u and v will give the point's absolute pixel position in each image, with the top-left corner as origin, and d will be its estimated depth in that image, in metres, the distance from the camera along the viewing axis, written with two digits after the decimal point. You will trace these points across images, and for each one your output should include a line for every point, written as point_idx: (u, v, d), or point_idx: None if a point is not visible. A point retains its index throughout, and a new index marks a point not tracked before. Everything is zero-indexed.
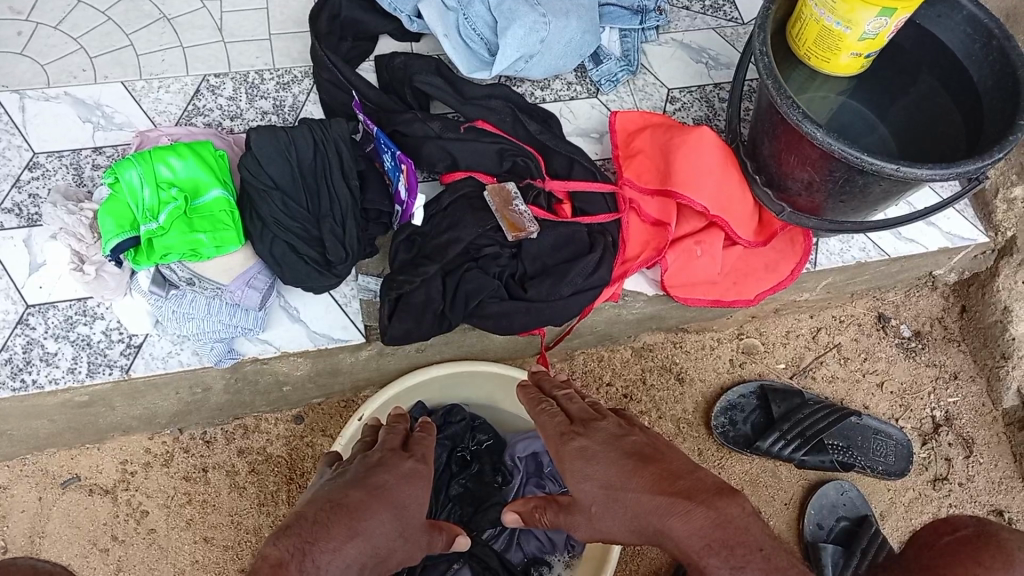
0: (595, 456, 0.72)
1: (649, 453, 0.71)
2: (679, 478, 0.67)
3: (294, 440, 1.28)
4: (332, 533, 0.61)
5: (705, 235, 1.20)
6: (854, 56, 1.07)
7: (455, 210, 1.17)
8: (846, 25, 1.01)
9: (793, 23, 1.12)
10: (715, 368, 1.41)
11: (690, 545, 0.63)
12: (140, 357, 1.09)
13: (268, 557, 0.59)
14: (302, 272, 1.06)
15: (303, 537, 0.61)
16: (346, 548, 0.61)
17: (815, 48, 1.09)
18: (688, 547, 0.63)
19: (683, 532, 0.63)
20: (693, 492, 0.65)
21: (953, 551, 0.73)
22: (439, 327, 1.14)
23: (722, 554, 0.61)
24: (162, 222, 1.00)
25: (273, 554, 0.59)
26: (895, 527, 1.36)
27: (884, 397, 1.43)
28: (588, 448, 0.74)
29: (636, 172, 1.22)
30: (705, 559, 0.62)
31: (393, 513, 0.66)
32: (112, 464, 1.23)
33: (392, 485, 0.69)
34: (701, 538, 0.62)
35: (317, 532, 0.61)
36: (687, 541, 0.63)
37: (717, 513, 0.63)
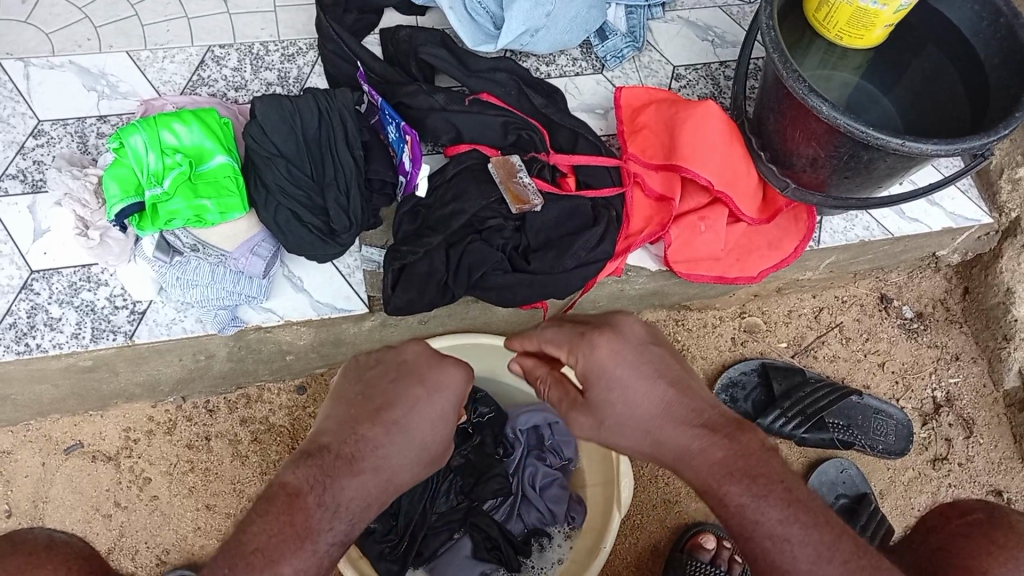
0: (617, 369, 0.75)
1: (677, 379, 0.75)
2: (704, 410, 0.71)
3: (296, 410, 1.28)
4: (354, 469, 0.67)
5: (709, 211, 1.20)
6: (887, 27, 1.04)
7: (459, 182, 1.16)
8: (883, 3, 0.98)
9: (812, 9, 1.08)
10: (717, 346, 1.42)
11: (707, 472, 0.67)
12: (144, 324, 1.09)
13: (286, 484, 0.65)
14: (306, 240, 1.06)
15: (325, 469, 0.66)
16: (365, 483, 0.67)
17: (848, 30, 1.06)
18: (704, 475, 0.67)
19: (703, 461, 0.67)
20: (717, 423, 0.70)
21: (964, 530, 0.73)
22: (442, 296, 1.14)
23: (743, 482, 0.65)
24: (167, 188, 1.00)
25: (292, 482, 0.65)
26: (894, 506, 1.36)
27: (884, 377, 1.44)
28: (615, 351, 0.76)
29: (641, 147, 1.23)
30: (723, 486, 0.65)
31: (411, 446, 0.72)
32: (114, 432, 1.24)
33: (410, 414, 0.74)
34: (720, 465, 0.66)
35: (339, 467, 0.67)
36: (703, 469, 0.67)
37: (738, 445, 0.67)
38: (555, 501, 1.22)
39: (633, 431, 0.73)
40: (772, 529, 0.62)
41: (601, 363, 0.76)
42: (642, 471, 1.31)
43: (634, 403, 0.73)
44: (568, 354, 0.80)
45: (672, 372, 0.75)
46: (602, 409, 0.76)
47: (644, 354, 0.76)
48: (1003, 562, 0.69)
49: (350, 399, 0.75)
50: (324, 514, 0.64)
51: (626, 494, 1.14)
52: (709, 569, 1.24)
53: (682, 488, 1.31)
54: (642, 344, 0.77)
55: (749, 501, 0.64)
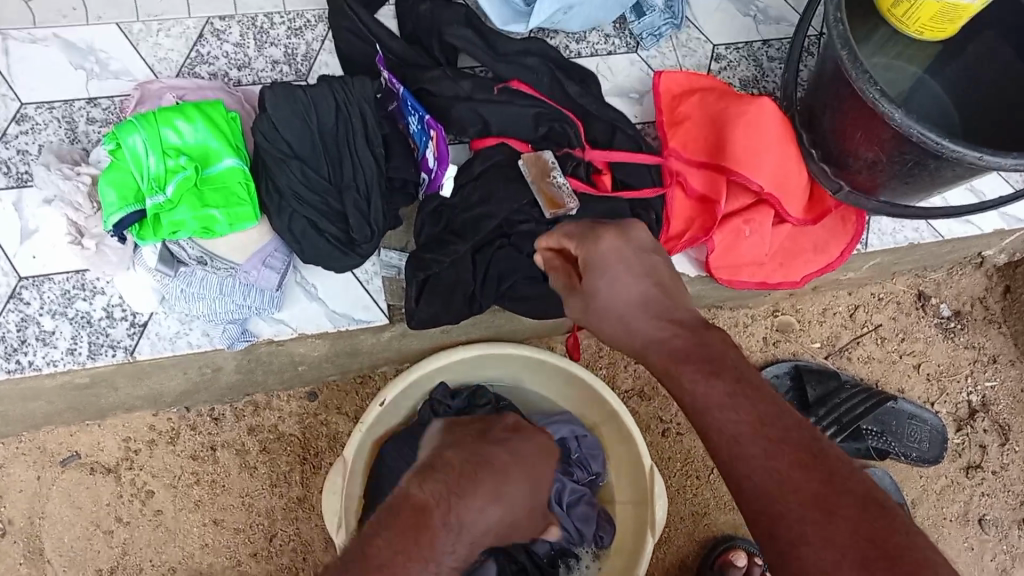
0: (610, 272, 0.75)
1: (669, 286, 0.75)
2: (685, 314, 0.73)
3: (308, 418, 1.20)
4: (477, 493, 0.71)
5: (754, 213, 1.12)
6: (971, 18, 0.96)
7: (487, 181, 1.05)
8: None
9: (888, 5, 1.00)
10: (748, 347, 1.35)
11: (668, 359, 0.69)
12: (146, 338, 1.01)
13: (414, 496, 0.67)
14: (324, 250, 0.97)
15: (450, 487, 0.70)
16: (487, 508, 0.71)
17: (932, 24, 0.98)
18: (663, 363, 0.70)
19: (664, 349, 0.70)
20: (685, 319, 0.72)
21: None
22: (469, 308, 1.06)
23: (691, 360, 0.68)
24: (170, 196, 0.90)
25: (420, 494, 0.68)
26: (927, 515, 1.32)
27: (919, 380, 1.38)
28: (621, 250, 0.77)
29: (682, 141, 1.13)
30: (677, 365, 0.68)
31: (525, 482, 0.78)
32: (113, 442, 1.16)
33: (528, 458, 0.81)
34: (675, 349, 0.69)
35: (463, 486, 0.71)
36: (664, 357, 0.70)
37: (698, 336, 0.70)
38: (583, 521, 1.15)
39: (611, 318, 0.75)
40: (740, 439, 0.62)
41: (603, 255, 0.77)
42: (670, 481, 1.27)
43: (617, 291, 0.75)
44: (576, 243, 0.80)
45: (662, 275, 0.76)
46: (590, 294, 0.77)
47: (643, 258, 0.76)
48: None
49: (470, 438, 0.82)
50: (448, 536, 0.66)
51: (660, 516, 1.08)
52: None
53: (711, 500, 1.27)
54: (646, 251, 0.77)
55: (721, 407, 0.64)
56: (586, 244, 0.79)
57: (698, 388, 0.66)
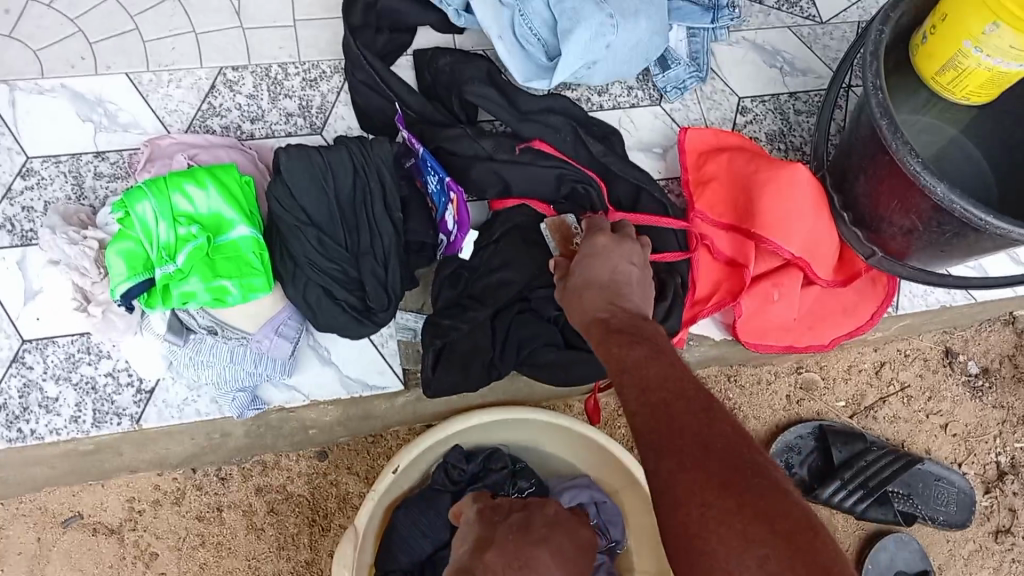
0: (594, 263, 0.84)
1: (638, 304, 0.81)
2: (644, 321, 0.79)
3: (317, 478, 1.17)
4: None
5: (784, 277, 1.08)
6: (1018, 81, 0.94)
7: (507, 246, 1.03)
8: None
9: (931, 74, 0.98)
10: (771, 406, 1.31)
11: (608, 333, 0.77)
12: (152, 405, 0.98)
13: None
14: (339, 320, 0.93)
15: None
16: None
17: (981, 90, 0.95)
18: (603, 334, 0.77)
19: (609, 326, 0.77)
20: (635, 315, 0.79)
21: None
22: (487, 377, 1.01)
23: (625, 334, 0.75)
24: (181, 265, 0.87)
25: None
26: None
27: (946, 440, 1.34)
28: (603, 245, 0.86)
29: (709, 202, 1.10)
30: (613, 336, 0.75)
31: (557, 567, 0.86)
32: (117, 503, 1.12)
33: (557, 547, 0.88)
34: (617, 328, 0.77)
35: None
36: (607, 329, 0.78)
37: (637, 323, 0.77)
38: None
39: (576, 292, 0.83)
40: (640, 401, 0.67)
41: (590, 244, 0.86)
42: None
43: (589, 271, 0.84)
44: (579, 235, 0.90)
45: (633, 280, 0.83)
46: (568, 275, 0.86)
47: (625, 261, 0.84)
48: None
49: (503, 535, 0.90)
50: None
51: None
52: None
53: None
54: (627, 259, 0.85)
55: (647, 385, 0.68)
56: (587, 235, 0.89)
57: (623, 353, 0.73)
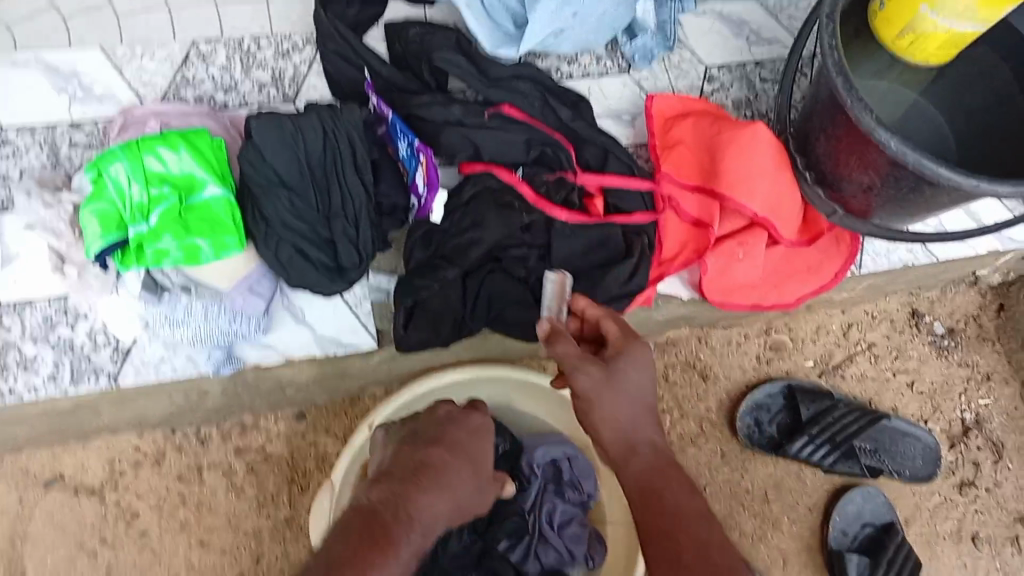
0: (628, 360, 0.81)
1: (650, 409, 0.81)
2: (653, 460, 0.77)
3: (295, 439, 1.19)
4: (422, 488, 0.69)
5: (749, 237, 1.10)
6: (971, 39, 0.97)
7: (477, 206, 1.04)
8: (983, 22, 0.91)
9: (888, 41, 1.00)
10: (741, 366, 1.34)
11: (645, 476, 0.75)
12: (129, 363, 0.99)
13: (359, 510, 0.66)
14: (311, 278, 0.95)
15: (395, 490, 0.68)
16: (434, 503, 0.69)
17: (938, 53, 0.98)
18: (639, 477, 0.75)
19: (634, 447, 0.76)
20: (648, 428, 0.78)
21: None
22: (458, 334, 1.04)
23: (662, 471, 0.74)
24: (153, 224, 0.89)
25: (364, 507, 0.66)
26: (920, 533, 1.32)
27: (913, 398, 1.37)
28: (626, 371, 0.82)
29: (677, 165, 1.11)
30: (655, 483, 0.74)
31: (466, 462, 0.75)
32: (98, 464, 1.15)
33: (465, 443, 0.78)
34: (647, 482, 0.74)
35: (405, 488, 0.68)
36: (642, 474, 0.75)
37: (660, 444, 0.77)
38: (574, 541, 1.13)
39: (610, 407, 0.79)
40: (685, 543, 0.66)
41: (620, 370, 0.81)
42: None
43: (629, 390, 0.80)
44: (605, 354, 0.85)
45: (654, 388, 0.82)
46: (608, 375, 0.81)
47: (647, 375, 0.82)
48: None
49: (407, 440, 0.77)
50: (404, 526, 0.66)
51: None
52: None
53: None
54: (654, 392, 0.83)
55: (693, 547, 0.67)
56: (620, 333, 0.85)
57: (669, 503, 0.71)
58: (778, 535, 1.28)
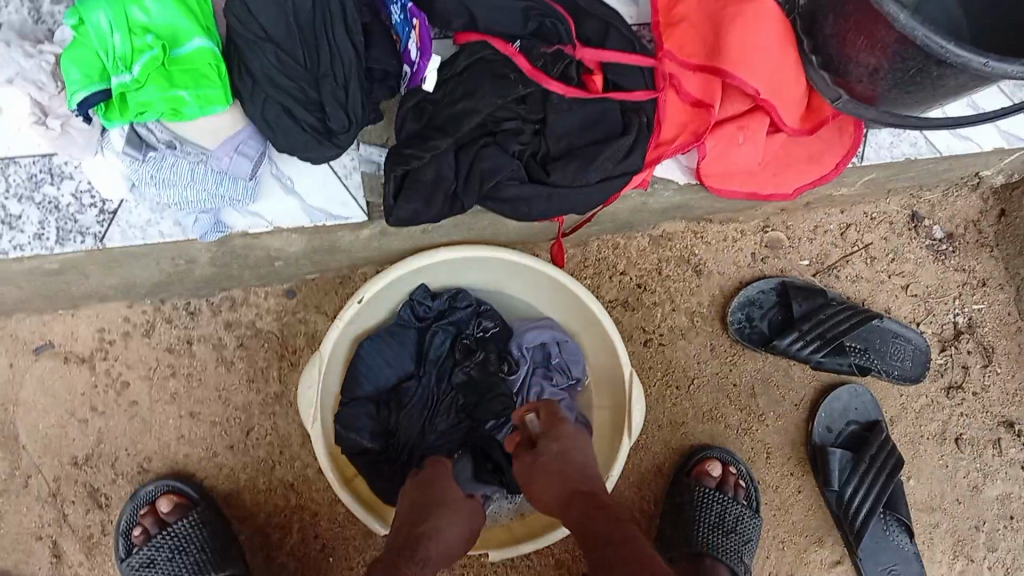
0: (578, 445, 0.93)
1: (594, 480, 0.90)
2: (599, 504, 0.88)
3: (285, 316, 1.19)
4: None
5: (749, 120, 1.08)
6: None
7: (472, 76, 1.03)
8: None
9: None
10: (735, 262, 1.33)
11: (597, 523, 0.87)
12: (116, 225, 0.98)
13: None
14: (297, 139, 0.94)
15: None
16: None
17: None
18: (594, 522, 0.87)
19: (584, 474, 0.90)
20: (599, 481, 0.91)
21: None
22: (450, 208, 1.02)
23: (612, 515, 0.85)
24: (136, 75, 0.86)
25: None
26: (904, 433, 1.33)
27: (906, 300, 1.37)
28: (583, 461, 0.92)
29: (679, 43, 1.07)
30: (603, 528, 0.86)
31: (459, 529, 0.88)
32: (88, 333, 1.15)
33: (442, 529, 0.86)
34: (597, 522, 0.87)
35: None
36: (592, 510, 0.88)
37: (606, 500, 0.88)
38: None
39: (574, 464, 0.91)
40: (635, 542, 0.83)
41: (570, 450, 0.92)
42: (648, 392, 1.28)
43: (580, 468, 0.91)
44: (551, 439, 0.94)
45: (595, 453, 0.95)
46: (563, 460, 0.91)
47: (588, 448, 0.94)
48: None
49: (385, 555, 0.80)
50: None
51: (637, 420, 1.08)
52: (715, 497, 1.21)
53: (689, 411, 1.27)
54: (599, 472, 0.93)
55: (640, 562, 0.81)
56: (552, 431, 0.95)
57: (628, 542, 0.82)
58: (763, 429, 1.29)
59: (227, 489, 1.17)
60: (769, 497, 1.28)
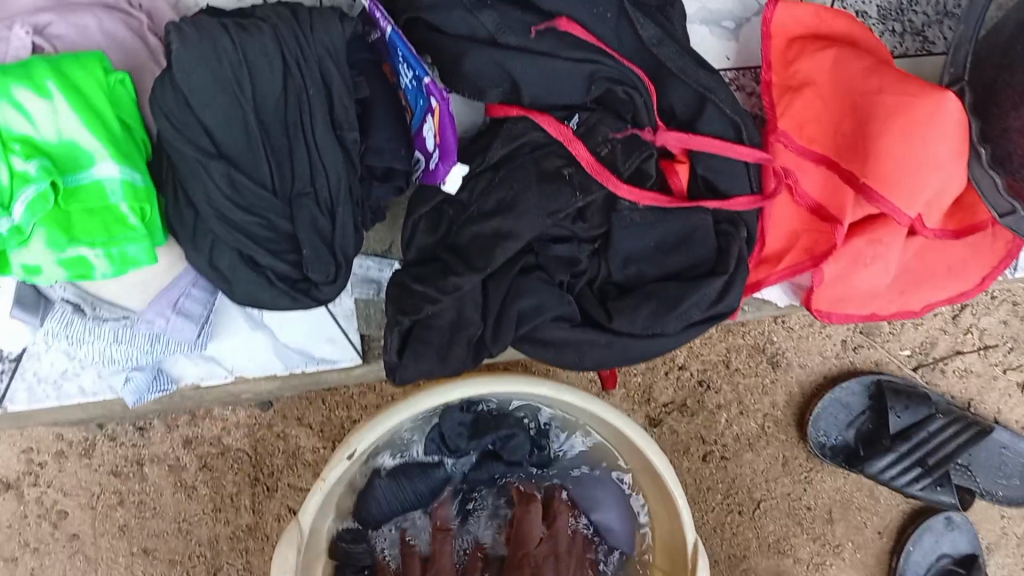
0: None
1: None
2: None
3: (260, 431, 0.95)
4: None
5: (885, 235, 0.80)
6: None
7: (512, 174, 0.73)
8: None
9: None
10: (821, 352, 1.08)
11: None
12: (20, 378, 0.72)
13: None
14: (264, 296, 0.66)
15: None
16: None
17: None
18: None
19: None
20: None
21: None
22: (476, 356, 0.75)
23: None
24: (19, 221, 0.56)
25: None
26: (1002, 563, 1.11)
27: (1022, 400, 1.12)
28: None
29: (801, 129, 0.78)
30: None
31: None
32: (10, 454, 0.91)
33: None
34: None
35: None
36: None
37: None
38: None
39: None
40: None
41: None
42: (704, 519, 1.04)
43: None
44: None
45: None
46: None
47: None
48: None
49: None
50: None
51: None
52: None
53: (753, 542, 1.04)
54: None
55: None
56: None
57: None
58: (839, 563, 1.06)
59: None
60: None
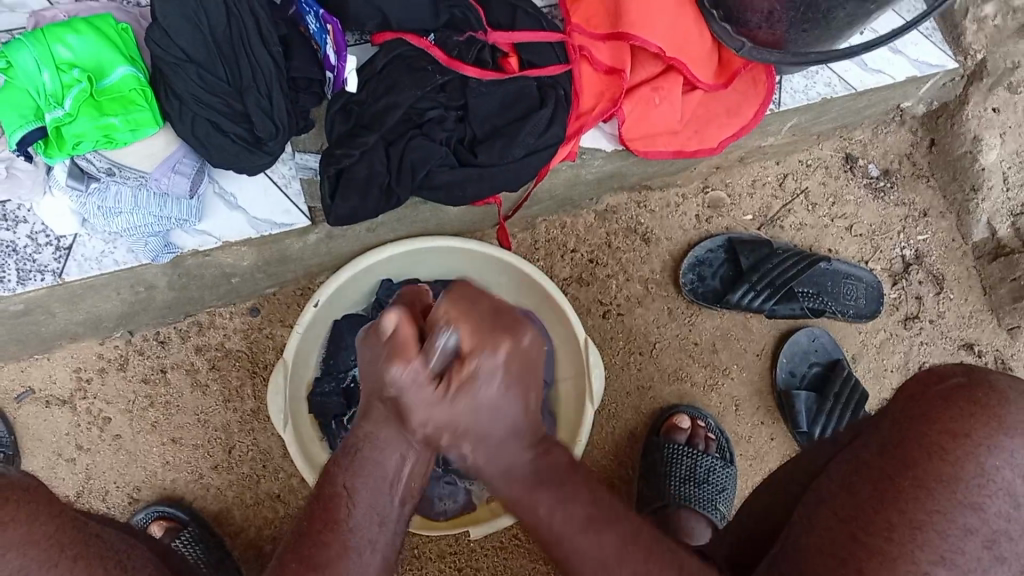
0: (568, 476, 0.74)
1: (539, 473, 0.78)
2: None
3: (252, 333, 1.23)
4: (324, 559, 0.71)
5: (663, 81, 1.14)
6: None
7: (391, 73, 1.06)
8: None
9: None
10: (681, 226, 1.36)
11: None
12: (72, 260, 1.03)
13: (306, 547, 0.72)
14: (230, 151, 0.99)
15: None
16: None
17: None
18: None
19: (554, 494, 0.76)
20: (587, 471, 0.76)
21: (950, 395, 0.71)
22: (387, 202, 1.06)
23: None
24: (69, 110, 0.91)
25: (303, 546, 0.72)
26: (868, 368, 1.38)
27: (853, 240, 1.41)
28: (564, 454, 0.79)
29: (586, 17, 1.13)
30: None
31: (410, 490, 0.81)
32: (64, 374, 1.19)
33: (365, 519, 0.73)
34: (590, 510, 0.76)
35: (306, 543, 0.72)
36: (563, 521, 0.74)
37: None
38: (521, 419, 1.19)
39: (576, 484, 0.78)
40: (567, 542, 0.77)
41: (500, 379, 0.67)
42: (613, 360, 1.32)
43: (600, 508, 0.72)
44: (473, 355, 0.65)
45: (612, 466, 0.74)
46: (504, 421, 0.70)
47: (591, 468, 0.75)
48: (993, 421, 0.69)
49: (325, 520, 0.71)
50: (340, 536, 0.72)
51: (596, 384, 1.14)
52: (686, 450, 1.26)
53: (654, 373, 1.32)
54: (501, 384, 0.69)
55: None
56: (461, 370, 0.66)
57: None
58: (729, 381, 1.34)
59: (217, 507, 1.20)
60: (743, 447, 1.34)
